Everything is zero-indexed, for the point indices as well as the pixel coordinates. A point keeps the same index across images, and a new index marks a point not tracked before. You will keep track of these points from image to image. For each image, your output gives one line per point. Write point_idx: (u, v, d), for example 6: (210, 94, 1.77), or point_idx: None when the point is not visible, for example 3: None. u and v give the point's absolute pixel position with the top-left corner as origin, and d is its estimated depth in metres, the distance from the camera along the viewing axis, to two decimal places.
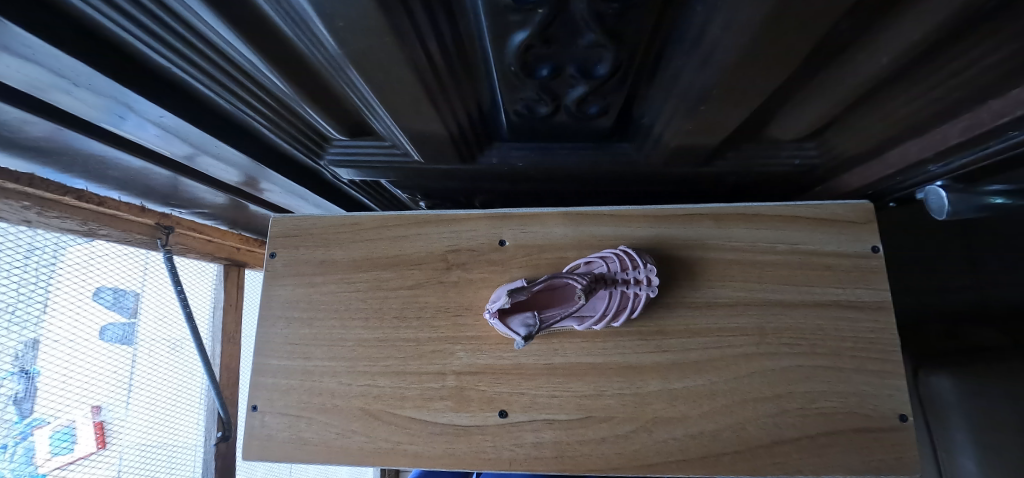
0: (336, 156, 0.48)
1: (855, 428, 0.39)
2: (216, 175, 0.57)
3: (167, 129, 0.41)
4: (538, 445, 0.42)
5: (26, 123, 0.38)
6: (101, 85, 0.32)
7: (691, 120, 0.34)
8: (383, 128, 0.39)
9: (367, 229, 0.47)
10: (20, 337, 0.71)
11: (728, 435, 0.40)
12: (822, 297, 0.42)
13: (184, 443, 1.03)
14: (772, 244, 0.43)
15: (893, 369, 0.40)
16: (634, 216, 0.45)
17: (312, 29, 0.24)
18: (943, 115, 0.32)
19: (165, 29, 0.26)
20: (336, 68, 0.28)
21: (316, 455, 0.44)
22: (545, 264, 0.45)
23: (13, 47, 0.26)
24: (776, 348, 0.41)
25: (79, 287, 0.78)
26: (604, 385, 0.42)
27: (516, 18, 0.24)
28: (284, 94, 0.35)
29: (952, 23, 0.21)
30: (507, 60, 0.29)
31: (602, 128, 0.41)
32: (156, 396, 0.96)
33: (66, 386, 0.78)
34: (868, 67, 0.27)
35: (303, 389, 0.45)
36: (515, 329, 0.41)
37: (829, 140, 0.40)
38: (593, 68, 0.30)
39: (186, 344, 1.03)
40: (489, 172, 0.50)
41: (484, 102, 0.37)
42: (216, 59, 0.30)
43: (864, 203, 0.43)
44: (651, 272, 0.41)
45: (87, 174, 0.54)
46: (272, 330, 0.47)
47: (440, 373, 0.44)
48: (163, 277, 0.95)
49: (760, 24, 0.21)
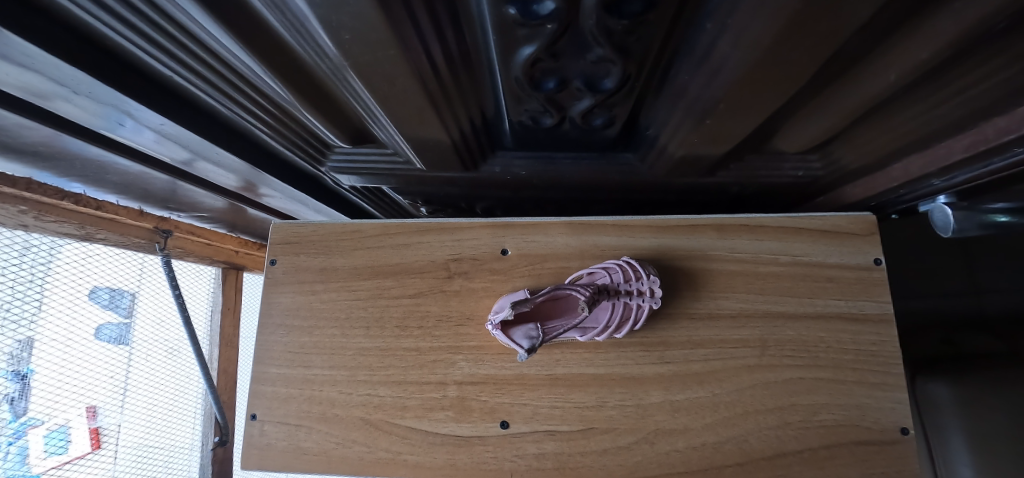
0: (338, 163, 0.48)
1: (856, 441, 0.39)
2: (215, 180, 0.56)
3: (167, 135, 0.40)
4: (540, 456, 0.41)
5: (25, 128, 0.38)
6: (101, 92, 0.31)
7: (696, 132, 0.34)
8: (385, 135, 0.39)
9: (368, 237, 0.47)
10: (15, 336, 0.69)
11: (729, 448, 0.40)
12: (823, 309, 0.42)
13: (180, 446, 1.02)
14: (775, 256, 0.43)
15: (894, 382, 0.40)
16: (637, 226, 0.45)
17: (316, 39, 0.23)
18: (949, 131, 0.32)
19: (166, 37, 0.26)
20: (340, 77, 0.28)
21: (314, 465, 0.43)
22: (547, 274, 0.45)
23: (13, 56, 0.26)
24: (778, 360, 0.41)
25: (75, 288, 0.74)
26: (605, 396, 0.42)
27: (524, 32, 0.24)
28: (286, 101, 0.34)
29: (958, 45, 0.22)
30: (513, 73, 0.29)
31: (607, 138, 0.41)
32: (155, 399, 0.95)
33: (60, 389, 0.77)
34: (874, 84, 0.27)
35: (303, 398, 0.45)
36: (518, 341, 0.41)
37: (833, 153, 0.40)
38: (599, 82, 0.30)
39: (184, 347, 1.02)
40: (491, 179, 0.50)
41: (488, 111, 0.37)
42: (217, 67, 0.29)
43: (867, 216, 0.43)
44: (654, 283, 0.41)
45: (85, 178, 0.53)
46: (273, 338, 0.47)
47: (440, 383, 0.44)
48: (161, 279, 0.93)
49: (770, 41, 0.21)
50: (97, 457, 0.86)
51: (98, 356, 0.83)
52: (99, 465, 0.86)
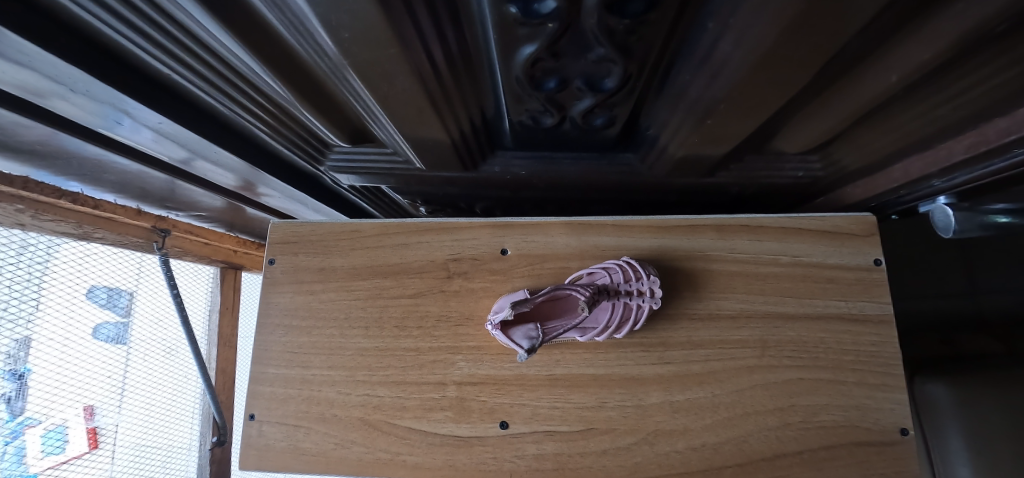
0: (337, 162, 0.48)
1: (856, 442, 0.39)
2: (213, 179, 0.56)
3: (165, 134, 0.40)
4: (539, 457, 0.41)
5: (21, 127, 0.37)
6: (98, 91, 0.31)
7: (697, 132, 0.34)
8: (385, 135, 0.39)
9: (367, 237, 0.47)
10: (13, 335, 0.68)
11: (730, 448, 0.40)
12: (823, 310, 0.42)
13: (177, 446, 1.02)
14: (775, 256, 0.43)
15: (894, 383, 0.40)
16: (637, 226, 0.45)
17: (315, 37, 0.23)
18: (949, 131, 0.32)
19: (165, 36, 0.26)
20: (339, 76, 0.28)
21: (313, 465, 0.43)
22: (547, 274, 0.45)
23: (10, 54, 0.26)
24: (778, 361, 0.41)
25: (72, 287, 0.74)
26: (605, 396, 0.42)
27: (525, 31, 0.24)
28: (285, 99, 0.34)
29: (960, 46, 0.21)
30: (514, 72, 0.29)
31: (607, 138, 0.41)
32: (153, 399, 0.95)
33: (57, 388, 0.76)
34: (875, 85, 0.27)
35: (302, 398, 0.45)
36: (518, 341, 0.41)
37: (833, 153, 0.40)
38: (600, 82, 0.30)
39: (182, 347, 1.02)
40: (491, 179, 0.50)
41: (488, 111, 0.37)
42: (215, 66, 0.29)
43: (867, 216, 0.42)
44: (654, 284, 0.41)
45: (82, 177, 0.53)
46: (271, 338, 0.47)
47: (440, 384, 0.44)
48: (159, 280, 0.92)
49: (772, 41, 0.21)
50: (95, 456, 0.85)
51: (96, 356, 0.82)
52: (97, 464, 0.86)
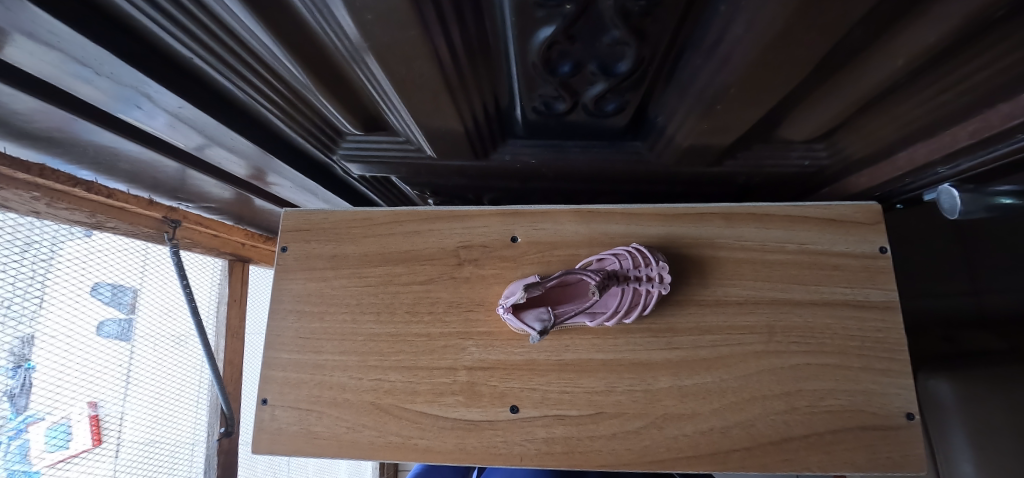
0: (349, 151, 0.48)
1: (862, 426, 0.40)
2: (226, 167, 0.57)
3: (182, 119, 0.41)
4: (549, 440, 0.42)
5: (39, 113, 0.38)
6: (122, 73, 0.32)
7: (706, 120, 0.35)
8: (399, 122, 0.39)
9: (379, 225, 0.48)
10: (14, 333, 0.64)
11: (737, 432, 0.40)
12: (830, 296, 0.42)
13: (183, 441, 0.97)
14: (782, 244, 0.44)
15: (900, 369, 0.40)
16: (646, 215, 0.45)
17: (336, 18, 0.24)
18: (954, 117, 0.33)
19: (190, 17, 0.26)
20: (356, 59, 0.29)
21: (325, 449, 0.44)
22: (556, 261, 0.45)
23: (39, 34, 0.27)
24: (786, 346, 0.42)
25: (77, 283, 0.73)
26: (614, 381, 0.42)
27: (542, 13, 0.25)
28: (302, 85, 0.35)
29: (965, 28, 0.22)
30: (529, 57, 0.30)
31: (617, 126, 0.41)
32: (160, 391, 0.91)
33: (63, 380, 0.71)
34: (880, 70, 0.28)
35: (314, 383, 0.45)
36: (530, 324, 0.41)
37: (839, 142, 0.41)
38: (614, 65, 0.31)
39: (190, 338, 0.99)
40: (500, 169, 0.50)
41: (501, 99, 0.37)
42: (235, 47, 0.30)
43: (873, 205, 0.43)
44: (663, 269, 0.42)
45: (97, 166, 0.54)
46: (283, 324, 0.47)
47: (451, 369, 0.44)
48: (167, 273, 0.91)
49: (783, 24, 0.21)
50: (98, 453, 0.78)
51: (103, 351, 0.78)
52: (104, 459, 0.79)
